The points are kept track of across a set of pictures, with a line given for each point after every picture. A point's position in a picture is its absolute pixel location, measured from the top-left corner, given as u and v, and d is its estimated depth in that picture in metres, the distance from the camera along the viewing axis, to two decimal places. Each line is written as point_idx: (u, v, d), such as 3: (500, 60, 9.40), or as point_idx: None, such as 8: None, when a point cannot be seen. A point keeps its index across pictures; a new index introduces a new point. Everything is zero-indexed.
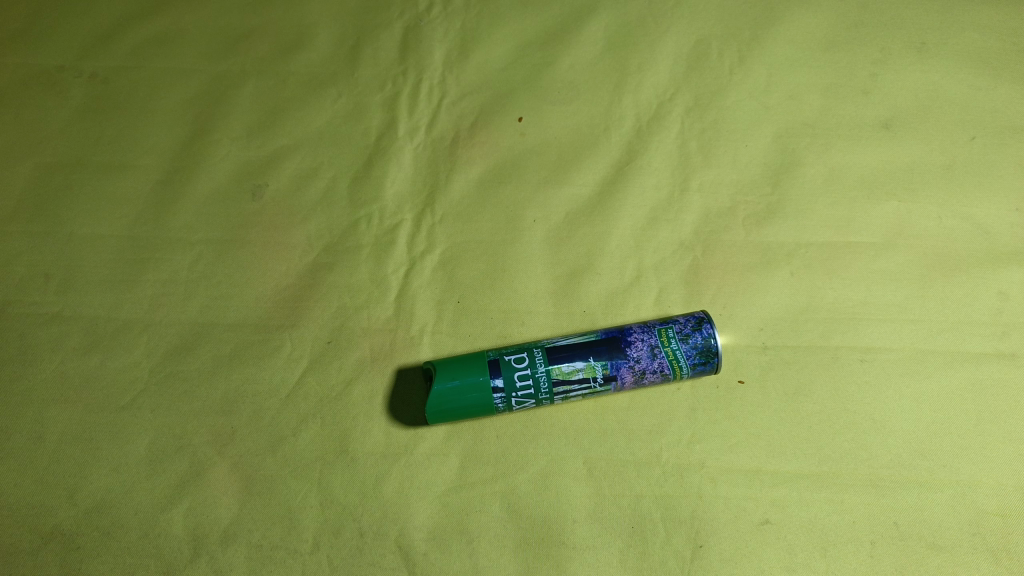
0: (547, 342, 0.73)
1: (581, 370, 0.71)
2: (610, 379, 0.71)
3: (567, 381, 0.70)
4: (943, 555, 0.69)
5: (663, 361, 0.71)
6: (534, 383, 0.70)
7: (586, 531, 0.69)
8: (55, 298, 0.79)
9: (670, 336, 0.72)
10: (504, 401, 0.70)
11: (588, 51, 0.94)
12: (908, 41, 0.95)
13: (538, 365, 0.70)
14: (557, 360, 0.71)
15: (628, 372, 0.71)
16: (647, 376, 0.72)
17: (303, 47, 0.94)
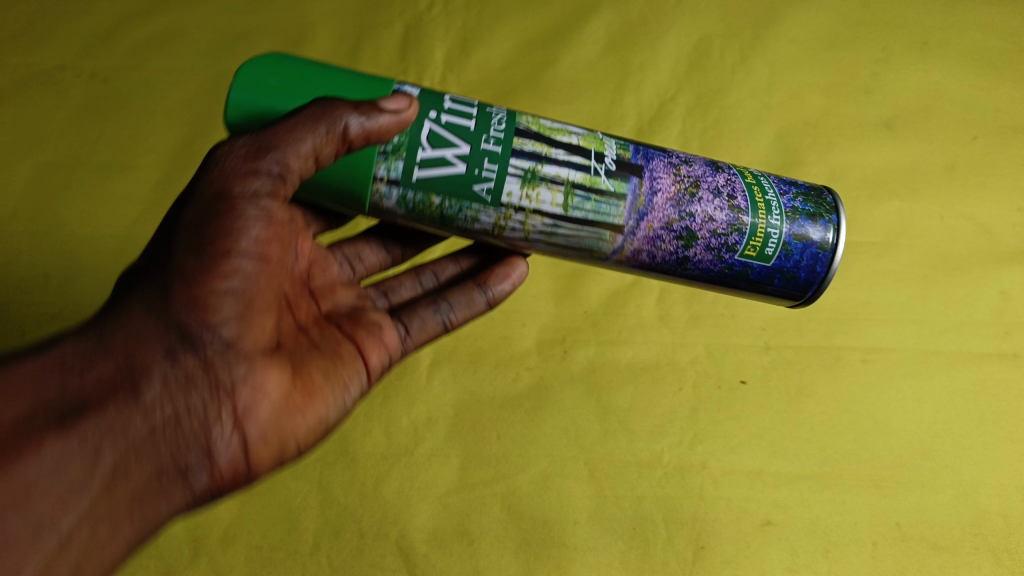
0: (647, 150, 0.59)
1: (631, 154, 0.59)
2: (714, 195, 0.59)
3: (629, 170, 0.58)
4: (944, 556, 0.70)
5: (751, 183, 0.60)
6: (549, 148, 0.57)
7: (586, 532, 0.70)
8: (54, 298, 0.81)
9: (718, 230, 0.58)
10: (563, 189, 0.57)
11: (589, 51, 0.92)
12: (910, 41, 0.93)
13: (624, 177, 0.58)
14: (660, 182, 0.58)
15: (730, 190, 0.59)
16: (773, 201, 0.59)
17: (303, 47, 0.93)
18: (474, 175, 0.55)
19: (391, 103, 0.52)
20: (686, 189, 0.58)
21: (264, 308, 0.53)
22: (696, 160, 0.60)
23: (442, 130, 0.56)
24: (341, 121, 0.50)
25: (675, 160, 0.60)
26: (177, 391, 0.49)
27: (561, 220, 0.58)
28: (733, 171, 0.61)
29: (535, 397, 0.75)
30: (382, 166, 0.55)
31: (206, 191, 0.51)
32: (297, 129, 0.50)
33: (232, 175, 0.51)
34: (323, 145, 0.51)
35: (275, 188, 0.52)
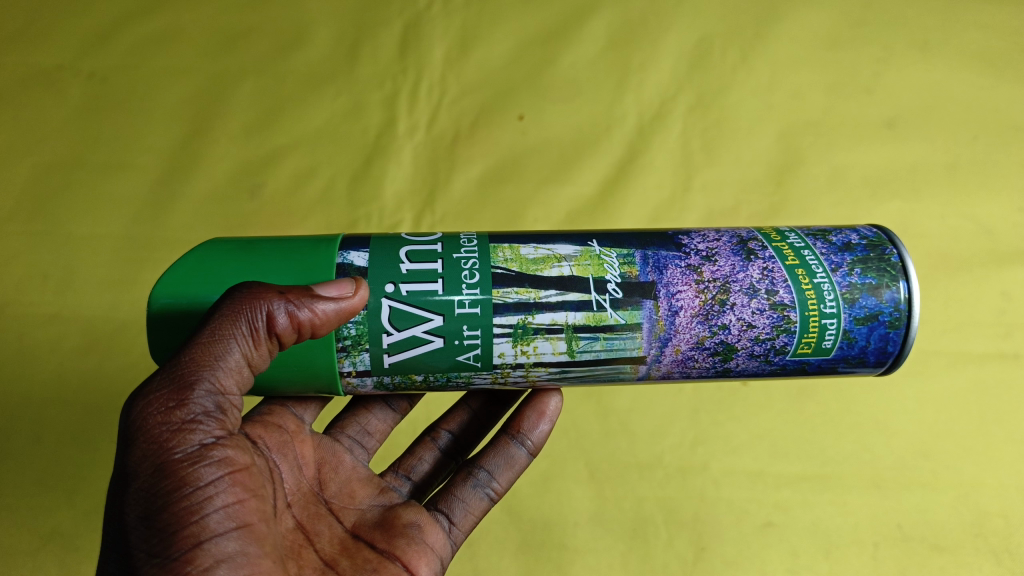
0: (657, 263, 0.53)
1: (638, 269, 0.53)
2: (747, 296, 0.53)
3: (635, 291, 0.53)
4: (944, 556, 0.70)
5: (795, 265, 0.54)
6: (537, 292, 0.52)
7: (587, 533, 0.70)
8: (54, 299, 0.82)
9: (764, 333, 0.53)
10: (563, 341, 0.53)
11: (589, 50, 0.91)
12: (912, 39, 0.92)
13: (632, 311, 0.53)
14: (677, 304, 0.53)
15: (767, 284, 0.53)
16: (827, 282, 0.53)
17: (302, 45, 0.91)
18: (455, 345, 0.51)
19: (323, 288, 0.48)
20: (715, 297, 0.53)
21: None
22: (720, 251, 0.54)
23: (403, 330, 0.51)
24: (279, 318, 0.46)
25: (698, 261, 0.54)
26: None
27: (566, 364, 0.54)
28: (771, 255, 0.54)
29: None
30: (344, 362, 0.51)
31: (144, 480, 0.42)
32: (228, 338, 0.45)
33: (160, 441, 0.43)
34: (258, 351, 0.47)
35: (217, 427, 0.45)
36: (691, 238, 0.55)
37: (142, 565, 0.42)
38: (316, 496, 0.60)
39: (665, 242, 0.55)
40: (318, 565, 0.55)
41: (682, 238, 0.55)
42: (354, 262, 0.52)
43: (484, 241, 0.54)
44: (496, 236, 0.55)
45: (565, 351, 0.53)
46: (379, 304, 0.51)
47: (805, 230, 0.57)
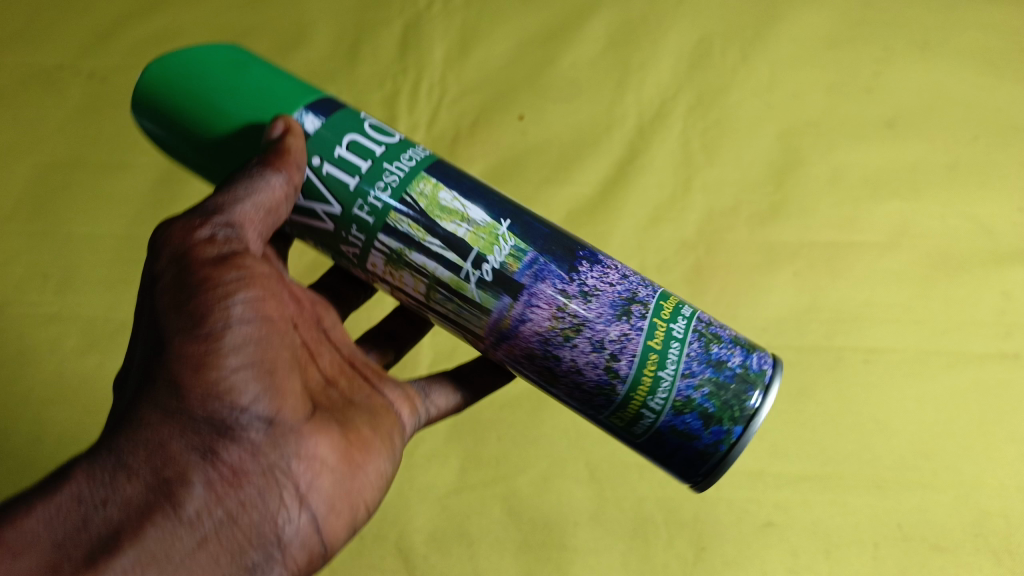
0: (541, 271, 0.52)
1: (518, 268, 0.52)
2: (594, 340, 0.53)
3: (503, 280, 0.52)
4: (945, 556, 0.70)
5: (655, 346, 0.53)
6: (422, 237, 0.52)
7: (587, 533, 0.70)
8: (54, 298, 0.82)
9: (586, 381, 0.54)
10: (424, 287, 0.54)
11: (589, 50, 0.91)
12: (911, 40, 0.92)
13: (495, 292, 0.53)
14: (529, 313, 0.53)
15: (617, 348, 0.52)
16: (666, 380, 0.52)
17: (302, 45, 0.91)
18: (341, 236, 0.54)
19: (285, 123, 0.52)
20: (565, 329, 0.53)
21: (286, 369, 0.50)
22: (605, 290, 0.53)
23: (319, 198, 0.53)
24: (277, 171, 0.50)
25: (575, 289, 0.53)
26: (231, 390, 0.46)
27: (423, 301, 0.56)
28: (641, 329, 0.53)
29: (535, 398, 0.76)
30: None
31: (164, 281, 0.50)
32: (237, 185, 0.51)
33: (192, 261, 0.49)
34: (270, 195, 0.51)
35: (235, 246, 0.51)
36: (588, 266, 0.54)
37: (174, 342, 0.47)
38: (317, 324, 0.60)
39: (566, 259, 0.53)
40: (320, 379, 0.55)
41: (581, 262, 0.54)
42: (303, 124, 0.54)
43: (422, 172, 0.53)
44: (437, 171, 0.54)
45: (421, 291, 0.55)
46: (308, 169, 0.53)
47: (699, 320, 0.55)
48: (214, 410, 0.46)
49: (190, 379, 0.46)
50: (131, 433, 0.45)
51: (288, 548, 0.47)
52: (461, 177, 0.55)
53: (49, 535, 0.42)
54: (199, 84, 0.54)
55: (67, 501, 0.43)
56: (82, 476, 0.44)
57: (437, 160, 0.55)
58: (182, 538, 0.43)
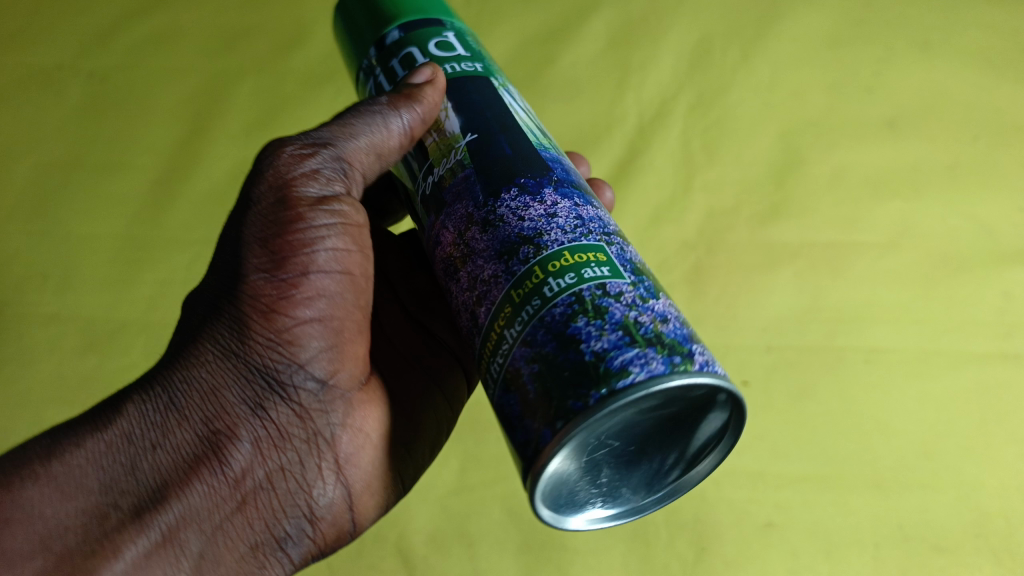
0: (465, 182, 0.47)
1: (450, 181, 0.48)
2: (469, 271, 0.46)
3: (433, 191, 0.50)
4: (947, 557, 0.70)
5: (517, 297, 0.43)
6: (409, 143, 0.53)
7: (587, 534, 0.71)
8: (53, 298, 0.81)
9: (465, 314, 0.47)
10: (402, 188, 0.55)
11: (589, 50, 0.91)
12: (911, 40, 0.92)
13: (427, 204, 0.50)
14: (442, 227, 0.49)
15: (496, 287, 0.44)
16: (513, 336, 0.42)
17: (303, 45, 0.91)
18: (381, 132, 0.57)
19: (421, 76, 0.50)
20: (455, 254, 0.47)
21: (354, 330, 0.52)
22: (514, 217, 0.45)
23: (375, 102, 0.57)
24: (403, 113, 0.49)
25: (480, 217, 0.46)
26: (297, 351, 0.49)
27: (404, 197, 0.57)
28: (513, 277, 0.43)
29: None
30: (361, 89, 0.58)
31: (263, 207, 0.49)
32: (356, 123, 0.51)
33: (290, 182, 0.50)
34: (385, 137, 0.50)
35: (337, 185, 0.51)
36: (514, 196, 0.46)
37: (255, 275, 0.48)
38: None
39: (499, 181, 0.46)
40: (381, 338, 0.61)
41: (508, 189, 0.46)
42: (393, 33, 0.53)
43: (439, 70, 0.51)
44: (456, 80, 0.51)
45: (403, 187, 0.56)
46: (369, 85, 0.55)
47: (589, 288, 0.42)
48: (271, 369, 0.49)
49: (253, 336, 0.48)
50: (188, 375, 0.48)
51: (318, 521, 0.52)
52: (478, 92, 0.50)
53: (95, 472, 0.45)
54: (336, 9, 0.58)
55: (120, 438, 0.46)
56: (133, 415, 0.47)
57: (478, 77, 0.51)
58: (224, 495, 0.47)
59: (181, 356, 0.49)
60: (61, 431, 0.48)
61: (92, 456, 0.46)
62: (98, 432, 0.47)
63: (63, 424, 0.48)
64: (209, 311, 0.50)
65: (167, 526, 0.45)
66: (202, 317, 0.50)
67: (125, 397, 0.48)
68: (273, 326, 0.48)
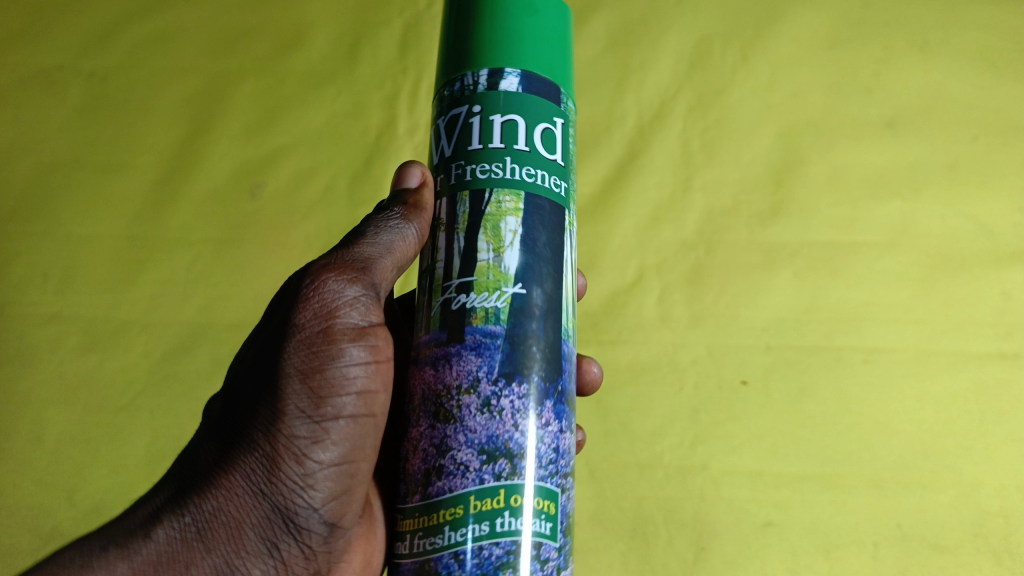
0: (490, 341, 0.44)
1: (483, 321, 0.44)
2: (445, 436, 0.43)
3: (451, 320, 0.45)
4: (944, 556, 0.71)
5: (471, 507, 0.41)
6: (458, 230, 0.47)
7: (587, 533, 0.73)
8: (54, 298, 0.82)
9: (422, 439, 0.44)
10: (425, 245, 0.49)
11: (589, 51, 0.92)
12: (911, 40, 0.91)
13: (444, 312, 0.45)
14: (448, 350, 0.44)
15: (472, 464, 0.42)
16: (446, 537, 0.41)
17: (303, 46, 0.91)
18: (435, 150, 0.51)
19: (415, 177, 0.51)
20: (439, 408, 0.44)
21: (368, 474, 0.49)
22: (506, 422, 0.43)
23: (445, 133, 0.49)
24: (416, 225, 0.50)
25: (480, 395, 0.43)
26: (316, 496, 0.46)
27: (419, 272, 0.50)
28: (479, 483, 0.42)
29: None
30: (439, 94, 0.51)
31: (304, 335, 0.45)
32: (383, 233, 0.49)
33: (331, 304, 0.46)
34: (405, 248, 0.50)
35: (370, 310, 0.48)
36: (516, 395, 0.43)
37: (287, 407, 0.45)
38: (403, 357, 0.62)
39: (518, 364, 0.44)
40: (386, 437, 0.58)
41: (517, 383, 0.44)
42: (506, 78, 0.48)
43: (522, 189, 0.46)
44: (535, 204, 0.46)
45: (421, 264, 0.50)
46: (462, 105, 0.48)
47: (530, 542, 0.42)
48: (290, 507, 0.45)
49: (283, 477, 0.45)
50: (211, 509, 0.45)
51: None
52: (549, 233, 0.47)
53: None
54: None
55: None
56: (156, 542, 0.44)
57: (557, 204, 0.48)
58: None
59: (203, 489, 0.45)
60: (62, 563, 0.44)
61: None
62: (108, 568, 0.44)
63: (65, 554, 0.45)
64: (235, 441, 0.46)
65: None
66: (227, 446, 0.46)
67: (139, 529, 0.45)
68: (297, 468, 0.45)
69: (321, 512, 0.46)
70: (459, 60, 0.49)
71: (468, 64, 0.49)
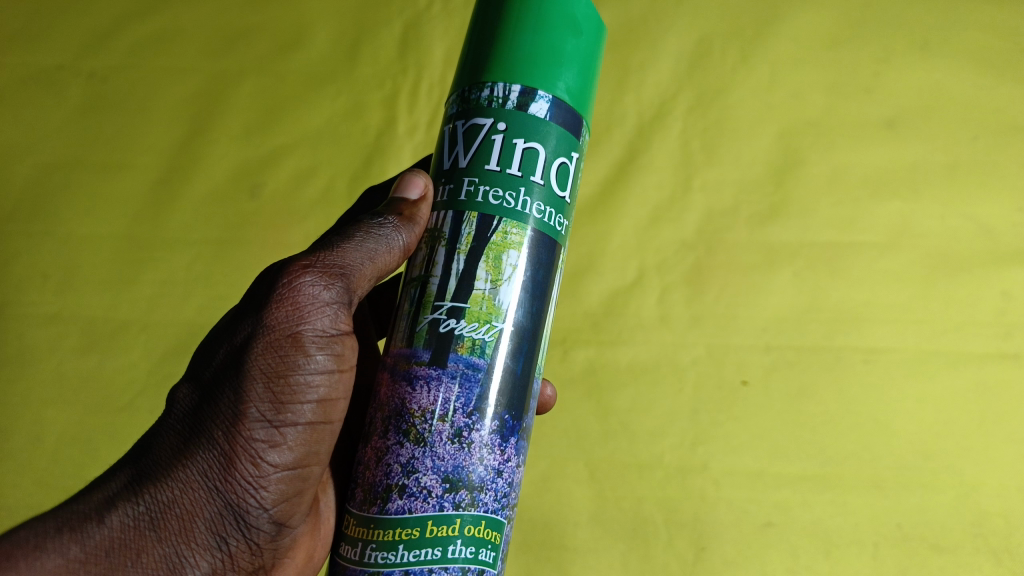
0: (473, 372, 0.44)
1: (467, 351, 0.44)
2: (412, 458, 0.43)
3: (436, 343, 0.44)
4: (944, 556, 0.71)
5: (427, 532, 0.42)
6: (460, 251, 0.46)
7: (587, 533, 0.73)
8: (54, 299, 0.82)
9: (388, 454, 0.44)
10: (421, 254, 0.48)
11: None
12: (911, 39, 0.91)
13: (430, 330, 0.45)
14: (428, 369, 0.44)
15: (433, 488, 0.42)
16: (399, 556, 0.42)
17: (302, 46, 0.91)
18: (444, 155, 0.49)
19: (416, 190, 0.49)
20: (411, 429, 0.43)
21: (316, 480, 0.48)
22: (472, 454, 0.43)
23: (462, 140, 0.48)
24: (404, 237, 0.49)
25: (453, 425, 0.43)
26: (267, 498, 0.45)
27: (405, 281, 0.49)
28: (438, 510, 0.42)
29: None
30: (458, 98, 0.49)
31: (274, 335, 0.44)
32: (368, 241, 0.49)
33: (304, 305, 0.45)
34: (388, 259, 0.49)
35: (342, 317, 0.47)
36: (486, 430, 0.44)
37: (250, 406, 0.44)
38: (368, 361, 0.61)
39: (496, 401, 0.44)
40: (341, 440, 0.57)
41: (489, 418, 0.44)
42: (533, 106, 0.47)
43: (529, 223, 0.46)
44: (539, 243, 0.46)
45: (410, 273, 0.48)
46: (488, 117, 0.47)
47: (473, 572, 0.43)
48: (243, 508, 0.44)
49: (238, 477, 0.44)
50: (165, 501, 0.43)
51: None
52: (544, 271, 0.47)
53: None
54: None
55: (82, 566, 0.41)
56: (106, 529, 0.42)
57: (555, 243, 0.48)
58: None
59: (158, 478, 0.43)
60: (14, 543, 0.42)
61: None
62: (59, 551, 0.42)
63: (16, 534, 0.42)
64: (193, 434, 0.44)
65: None
66: (185, 437, 0.44)
67: (92, 514, 0.43)
68: (254, 470, 0.44)
69: (271, 515, 0.46)
70: (496, 66, 0.47)
71: (503, 74, 0.47)
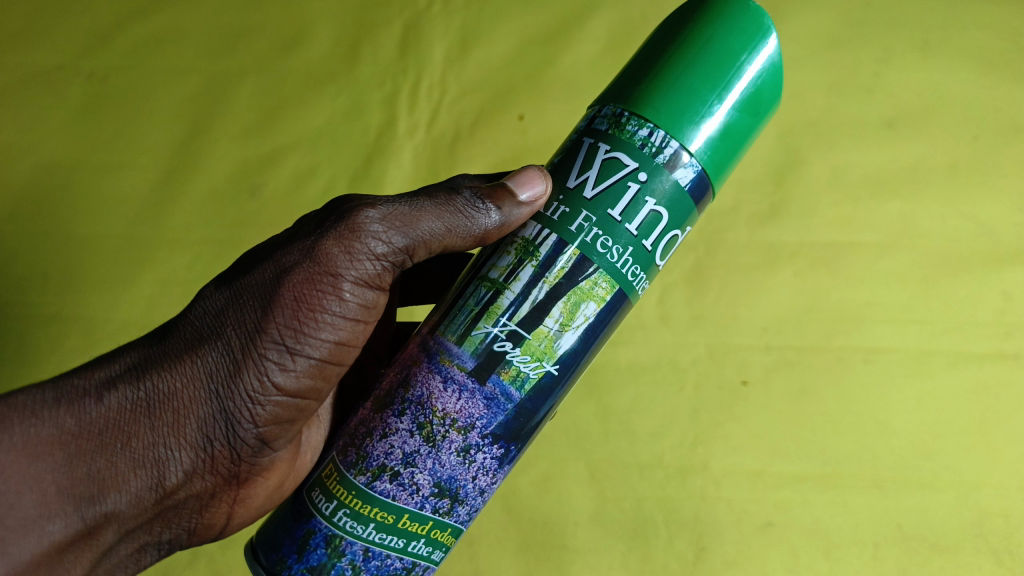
0: (506, 400, 0.45)
1: (509, 380, 0.45)
2: (416, 451, 0.46)
3: (484, 357, 0.45)
4: (944, 556, 0.71)
5: (398, 521, 0.46)
6: (546, 281, 0.45)
7: (587, 533, 0.73)
8: (54, 298, 0.82)
9: (396, 438, 0.46)
10: (508, 258, 0.47)
11: (588, 50, 0.90)
12: (911, 39, 0.91)
13: (484, 342, 0.45)
14: (464, 375, 0.45)
15: (418, 483, 0.46)
16: (365, 531, 0.46)
17: (302, 45, 0.91)
18: (574, 170, 0.47)
19: (527, 192, 0.48)
20: (426, 425, 0.45)
21: (310, 411, 0.51)
22: (469, 471, 0.46)
23: (598, 166, 0.46)
24: (483, 223, 0.49)
25: (465, 439, 0.45)
26: (259, 415, 0.48)
27: (477, 273, 0.48)
28: (417, 507, 0.46)
29: None
30: (613, 119, 0.47)
31: (314, 265, 0.46)
32: (449, 213, 0.49)
33: (350, 245, 0.47)
34: (459, 238, 0.50)
35: (390, 269, 0.49)
36: (490, 454, 0.46)
37: (269, 325, 0.46)
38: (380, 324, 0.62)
39: (512, 432, 0.46)
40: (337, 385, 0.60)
41: (498, 445, 0.46)
42: (678, 173, 0.46)
43: (621, 285, 0.46)
44: (619, 303, 0.46)
45: (485, 270, 0.48)
46: (634, 160, 0.45)
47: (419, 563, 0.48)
48: (236, 418, 0.47)
49: (239, 388, 0.47)
50: (164, 391, 0.47)
51: (196, 533, 0.54)
52: (608, 329, 0.47)
53: (33, 446, 0.47)
54: (701, 38, 0.46)
55: (75, 435, 0.47)
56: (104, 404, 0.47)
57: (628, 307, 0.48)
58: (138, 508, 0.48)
59: (162, 370, 0.47)
60: (16, 406, 0.48)
61: (44, 441, 0.47)
62: (55, 420, 0.47)
63: (17, 398, 0.48)
64: (205, 337, 0.47)
65: (89, 519, 0.47)
66: (196, 339, 0.47)
67: (93, 391, 0.48)
68: (255, 385, 0.47)
69: (259, 431, 0.49)
70: (654, 105, 0.46)
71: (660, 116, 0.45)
